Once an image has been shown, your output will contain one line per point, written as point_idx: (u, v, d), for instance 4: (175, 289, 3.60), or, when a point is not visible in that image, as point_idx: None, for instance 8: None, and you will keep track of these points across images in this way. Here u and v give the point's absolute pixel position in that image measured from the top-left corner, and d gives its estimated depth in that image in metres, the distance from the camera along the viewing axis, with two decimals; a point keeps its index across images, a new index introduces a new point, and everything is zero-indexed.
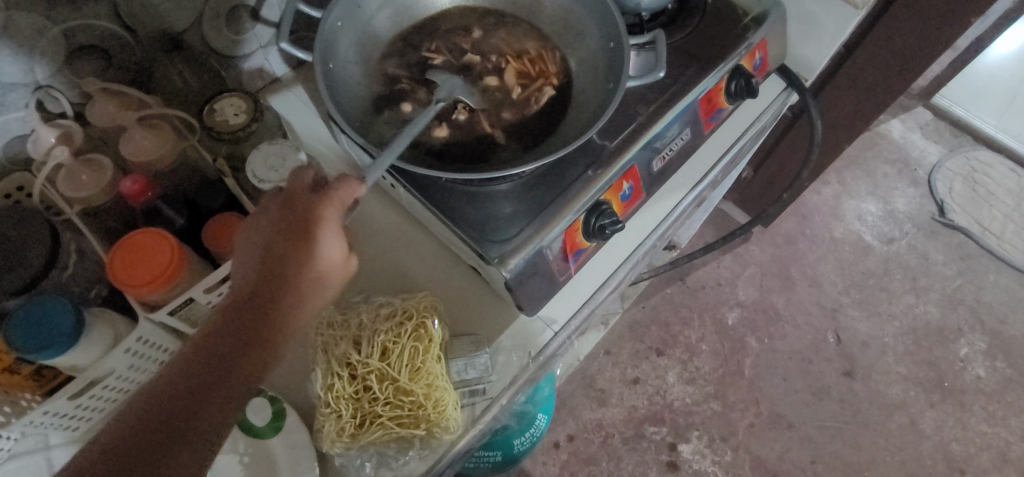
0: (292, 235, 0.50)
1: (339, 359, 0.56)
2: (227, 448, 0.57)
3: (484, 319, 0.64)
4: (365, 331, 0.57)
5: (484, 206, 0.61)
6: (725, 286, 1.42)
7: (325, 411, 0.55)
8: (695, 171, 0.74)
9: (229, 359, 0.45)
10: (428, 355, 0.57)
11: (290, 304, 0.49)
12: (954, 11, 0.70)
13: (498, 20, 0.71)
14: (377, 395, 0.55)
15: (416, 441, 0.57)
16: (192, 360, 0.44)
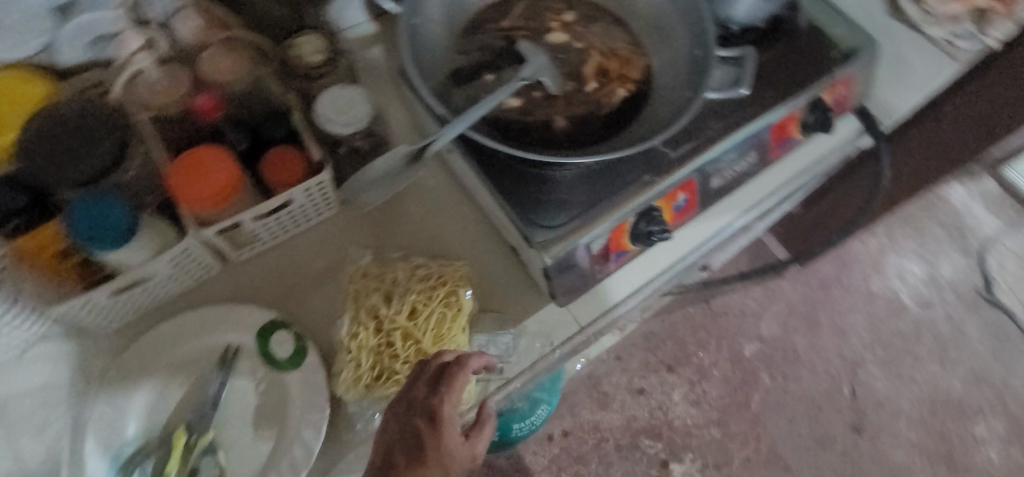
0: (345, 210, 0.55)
1: (369, 311, 0.58)
2: (245, 375, 0.59)
3: (514, 300, 0.64)
4: (398, 287, 0.59)
5: (536, 189, 0.61)
6: (749, 317, 1.40)
7: (345, 357, 0.57)
8: (752, 198, 0.72)
9: None
10: (454, 324, 0.58)
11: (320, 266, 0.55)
12: None
13: (586, 5, 0.69)
14: (398, 353, 0.57)
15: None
16: None
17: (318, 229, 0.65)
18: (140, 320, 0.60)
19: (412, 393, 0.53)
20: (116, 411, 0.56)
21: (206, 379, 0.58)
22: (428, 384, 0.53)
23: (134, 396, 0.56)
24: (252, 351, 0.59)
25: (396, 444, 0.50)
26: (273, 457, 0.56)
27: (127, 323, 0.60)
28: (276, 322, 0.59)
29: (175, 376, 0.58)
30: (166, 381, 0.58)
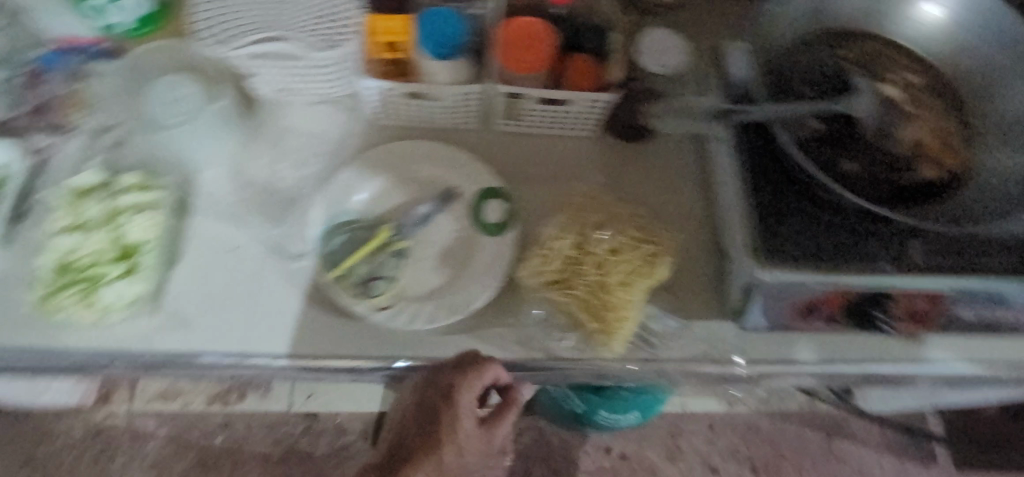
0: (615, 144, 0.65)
1: (580, 225, 0.61)
2: (451, 217, 0.65)
3: (696, 298, 0.63)
4: (613, 222, 0.62)
5: (785, 213, 0.58)
6: None
7: (539, 249, 0.61)
8: (1003, 365, 0.61)
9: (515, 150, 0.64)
10: (643, 280, 0.59)
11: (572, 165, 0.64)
12: None
13: (941, 79, 0.66)
14: (583, 273, 0.59)
15: (584, 330, 0.59)
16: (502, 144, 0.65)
17: (568, 140, 0.69)
18: (402, 129, 0.68)
19: (422, 397, 0.56)
20: (352, 184, 0.64)
21: (422, 201, 0.65)
22: (436, 395, 0.55)
23: (371, 180, 0.65)
24: (468, 202, 0.65)
25: (409, 434, 0.56)
26: (438, 291, 0.62)
27: (393, 125, 0.68)
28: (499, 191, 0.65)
29: (403, 187, 0.66)
30: (394, 184, 0.66)
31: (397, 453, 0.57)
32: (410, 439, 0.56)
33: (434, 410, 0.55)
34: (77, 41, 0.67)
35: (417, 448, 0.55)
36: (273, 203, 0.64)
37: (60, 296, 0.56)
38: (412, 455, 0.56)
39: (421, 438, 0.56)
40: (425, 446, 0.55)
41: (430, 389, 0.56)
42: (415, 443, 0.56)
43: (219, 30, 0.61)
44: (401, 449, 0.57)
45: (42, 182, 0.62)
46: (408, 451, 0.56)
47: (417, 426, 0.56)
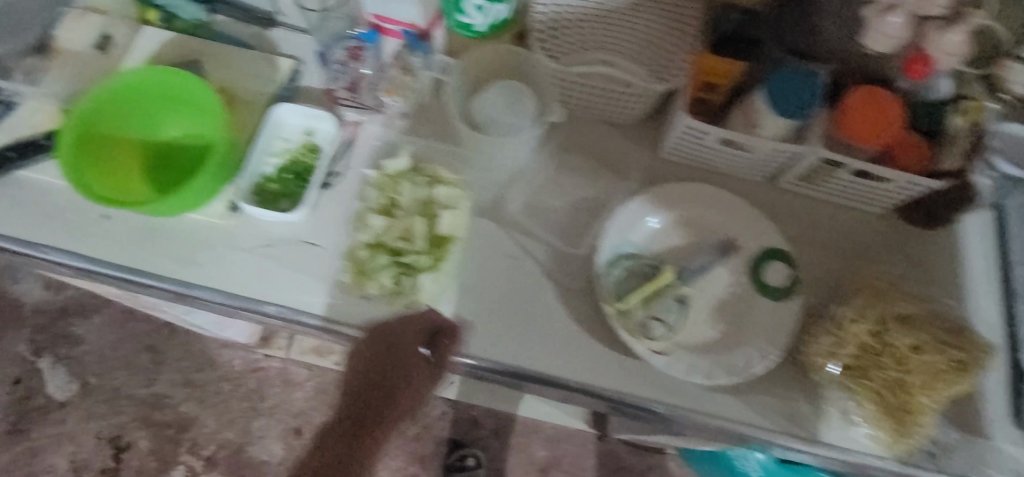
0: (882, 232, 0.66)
1: (881, 315, 0.58)
2: (730, 270, 0.63)
3: (988, 414, 0.58)
4: (918, 318, 0.58)
5: None
6: None
7: (830, 327, 0.58)
8: None
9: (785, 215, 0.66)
10: (945, 386, 0.56)
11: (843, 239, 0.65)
12: None
13: None
14: (881, 366, 0.56)
15: (873, 427, 0.57)
16: (773, 208, 0.66)
17: (855, 212, 0.66)
18: (687, 168, 0.67)
19: (368, 347, 0.58)
20: (638, 214, 0.64)
21: (702, 248, 0.64)
22: (382, 350, 0.58)
23: (656, 215, 0.64)
24: (748, 258, 0.63)
25: (353, 387, 0.60)
26: (711, 345, 0.61)
27: (679, 161, 0.66)
28: (785, 253, 0.63)
29: (684, 229, 0.65)
30: (676, 224, 0.65)
31: (353, 436, 0.60)
32: (354, 413, 0.60)
33: (377, 405, 0.60)
34: (399, 25, 0.67)
35: (371, 410, 0.60)
36: (558, 221, 0.64)
37: (371, 279, 0.58)
38: (369, 413, 0.60)
39: (374, 394, 0.59)
40: (376, 413, 0.60)
41: (367, 364, 0.58)
42: (377, 410, 0.60)
43: (553, 43, 0.61)
44: (362, 430, 0.60)
45: (349, 157, 0.64)
46: (367, 403, 0.60)
47: (366, 403, 0.60)
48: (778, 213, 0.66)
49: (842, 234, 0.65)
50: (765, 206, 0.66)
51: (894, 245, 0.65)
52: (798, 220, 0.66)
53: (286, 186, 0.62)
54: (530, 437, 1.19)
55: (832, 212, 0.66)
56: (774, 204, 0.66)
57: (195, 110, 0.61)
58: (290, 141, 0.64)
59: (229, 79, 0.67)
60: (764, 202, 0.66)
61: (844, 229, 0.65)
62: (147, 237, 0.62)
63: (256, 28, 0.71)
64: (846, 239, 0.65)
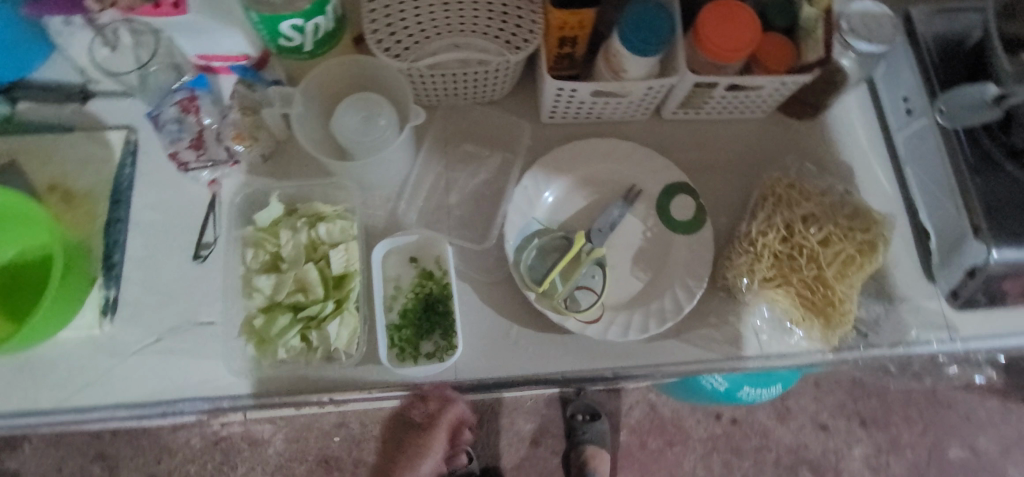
0: (769, 135, 0.67)
1: (784, 220, 0.59)
2: (639, 217, 0.63)
3: (902, 279, 0.62)
4: (818, 214, 0.59)
5: (1005, 188, 0.56)
6: (970, 424, 1.25)
7: (743, 247, 0.59)
8: None
9: (672, 148, 0.66)
10: (860, 269, 0.58)
11: (734, 155, 0.66)
12: None
13: None
14: (800, 268, 0.58)
15: (806, 327, 0.58)
16: (660, 142, 0.66)
17: (740, 126, 0.67)
18: (575, 128, 0.65)
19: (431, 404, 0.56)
20: (535, 188, 0.62)
21: (605, 202, 0.63)
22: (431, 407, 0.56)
23: (554, 183, 0.63)
24: (653, 201, 0.63)
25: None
26: (642, 296, 0.60)
27: (566, 124, 0.65)
28: (685, 185, 0.63)
29: (587, 187, 0.63)
30: (574, 187, 0.63)
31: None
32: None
33: None
34: (229, 60, 0.60)
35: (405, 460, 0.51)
36: (456, 220, 0.62)
37: (275, 344, 0.54)
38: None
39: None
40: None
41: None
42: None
43: (391, 41, 0.57)
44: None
45: (217, 221, 0.60)
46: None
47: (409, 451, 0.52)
48: (666, 147, 0.66)
49: (731, 149, 0.66)
50: (653, 143, 0.66)
51: (780, 145, 0.66)
52: (687, 148, 0.66)
53: (167, 285, 0.58)
54: (513, 416, 1.19)
55: (715, 132, 0.66)
56: (660, 138, 0.66)
57: (17, 220, 0.54)
58: (162, 231, 0.59)
59: (60, 173, 0.60)
60: (652, 140, 0.66)
61: (732, 145, 0.66)
62: (18, 371, 0.55)
63: (70, 106, 0.62)
64: (735, 154, 0.66)
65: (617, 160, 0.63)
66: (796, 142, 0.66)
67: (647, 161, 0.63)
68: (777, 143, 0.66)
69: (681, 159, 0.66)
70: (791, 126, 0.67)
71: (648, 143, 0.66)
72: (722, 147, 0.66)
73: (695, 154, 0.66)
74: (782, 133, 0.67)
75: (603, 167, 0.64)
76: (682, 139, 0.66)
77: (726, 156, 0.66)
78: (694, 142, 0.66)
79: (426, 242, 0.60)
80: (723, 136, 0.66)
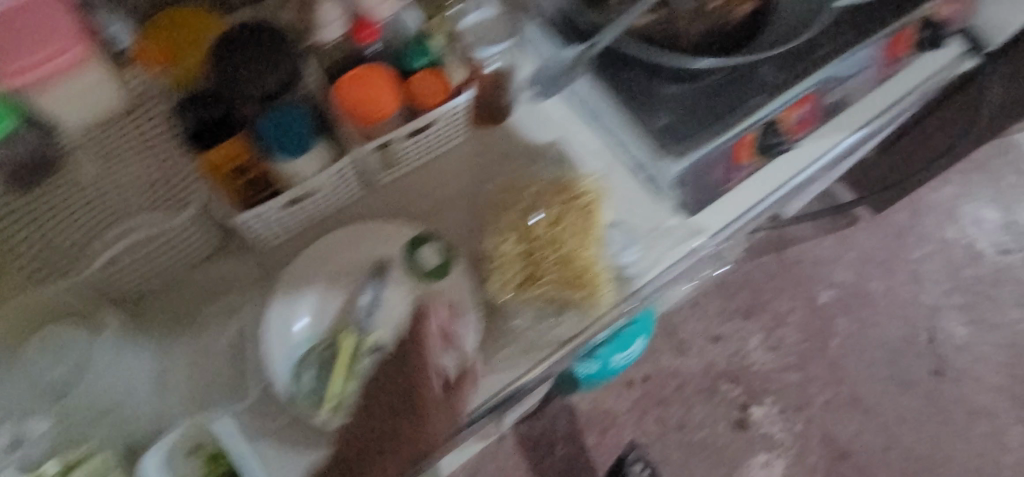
0: (480, 150, 0.69)
1: (512, 223, 0.63)
2: (398, 286, 0.63)
3: (641, 215, 0.67)
4: (536, 200, 0.64)
5: (666, 106, 0.64)
6: (823, 265, 1.39)
7: (493, 264, 0.62)
8: (864, 114, 0.74)
9: (402, 205, 0.68)
10: (591, 230, 0.63)
11: (457, 182, 0.68)
12: None
13: None
14: (545, 257, 0.61)
15: (571, 304, 0.62)
16: (389, 205, 0.67)
17: (450, 154, 0.69)
18: (304, 237, 0.66)
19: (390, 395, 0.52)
20: (289, 312, 0.61)
21: (361, 287, 0.63)
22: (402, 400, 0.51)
23: (303, 298, 0.62)
24: (403, 262, 0.63)
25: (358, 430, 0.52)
26: None
27: (292, 238, 0.66)
28: (424, 234, 0.64)
29: (335, 284, 0.63)
30: (324, 291, 0.62)
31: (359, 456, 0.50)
32: (366, 432, 0.51)
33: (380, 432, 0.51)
34: None
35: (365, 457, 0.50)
36: (227, 381, 0.60)
37: None
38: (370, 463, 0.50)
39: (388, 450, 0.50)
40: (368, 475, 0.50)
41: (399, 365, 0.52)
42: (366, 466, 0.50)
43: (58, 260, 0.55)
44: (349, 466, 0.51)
45: None
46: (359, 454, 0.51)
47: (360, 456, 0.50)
48: (396, 207, 0.67)
49: (453, 178, 0.68)
50: (384, 209, 0.67)
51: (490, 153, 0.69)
52: (415, 197, 0.67)
53: None
54: None
55: (432, 170, 0.68)
56: (387, 202, 0.67)
57: None
58: None
59: None
60: (380, 207, 0.67)
61: (453, 174, 0.68)
62: None
63: None
64: (459, 181, 0.68)
65: (352, 245, 0.64)
66: (504, 144, 0.70)
67: (381, 231, 0.65)
68: (489, 153, 0.69)
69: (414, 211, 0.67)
70: (494, 132, 0.70)
71: (378, 212, 0.67)
72: (444, 181, 0.68)
73: (424, 198, 0.67)
74: (489, 142, 0.70)
75: (345, 259, 0.64)
76: (406, 192, 0.68)
77: (451, 187, 0.68)
78: (417, 188, 0.68)
79: (198, 428, 0.55)
80: (441, 171, 0.68)
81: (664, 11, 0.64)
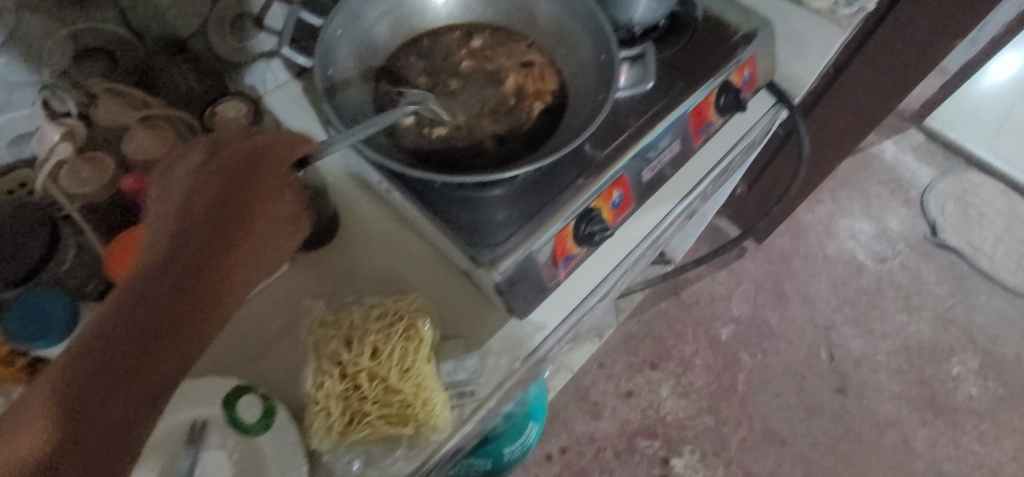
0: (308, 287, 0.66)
1: (330, 357, 0.57)
2: (215, 447, 0.57)
3: (474, 322, 0.65)
4: (356, 331, 0.58)
5: (476, 213, 0.63)
6: (720, 301, 1.41)
7: (314, 409, 0.56)
8: (687, 182, 0.76)
9: (218, 360, 0.62)
10: (417, 356, 0.58)
11: (278, 325, 0.64)
12: (946, 23, 0.75)
13: (486, 27, 0.70)
14: (367, 394, 0.56)
15: (403, 439, 0.57)
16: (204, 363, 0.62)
17: (272, 292, 0.66)
18: None
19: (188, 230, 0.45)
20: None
21: (173, 458, 0.56)
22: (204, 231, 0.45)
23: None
24: (219, 422, 0.57)
25: (178, 246, 0.43)
26: None
27: None
28: (240, 386, 0.58)
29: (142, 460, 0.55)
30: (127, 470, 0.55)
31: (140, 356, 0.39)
32: (197, 241, 0.44)
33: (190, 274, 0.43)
34: None
35: (174, 311, 0.41)
36: None
37: None
38: (159, 344, 0.40)
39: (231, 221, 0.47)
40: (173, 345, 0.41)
41: (237, 161, 0.49)
42: (148, 376, 0.39)
43: None
44: (158, 319, 0.40)
45: None
46: (134, 350, 0.39)
47: (150, 316, 0.40)
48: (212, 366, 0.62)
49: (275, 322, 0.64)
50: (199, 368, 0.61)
51: (315, 289, 0.66)
52: (230, 349, 0.63)
53: None
54: None
55: (252, 318, 0.64)
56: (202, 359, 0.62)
57: None
58: None
59: None
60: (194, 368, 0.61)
61: (274, 317, 0.64)
62: None
63: None
64: (280, 322, 0.64)
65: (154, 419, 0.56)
66: (328, 275, 0.67)
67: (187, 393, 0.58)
68: (315, 287, 0.66)
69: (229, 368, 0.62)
70: (317, 263, 0.67)
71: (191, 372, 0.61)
72: (264, 325, 0.64)
73: (242, 349, 0.63)
74: (313, 276, 0.67)
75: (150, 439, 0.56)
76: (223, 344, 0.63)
77: (273, 331, 0.64)
78: (234, 338, 0.63)
79: None
80: (261, 318, 0.64)
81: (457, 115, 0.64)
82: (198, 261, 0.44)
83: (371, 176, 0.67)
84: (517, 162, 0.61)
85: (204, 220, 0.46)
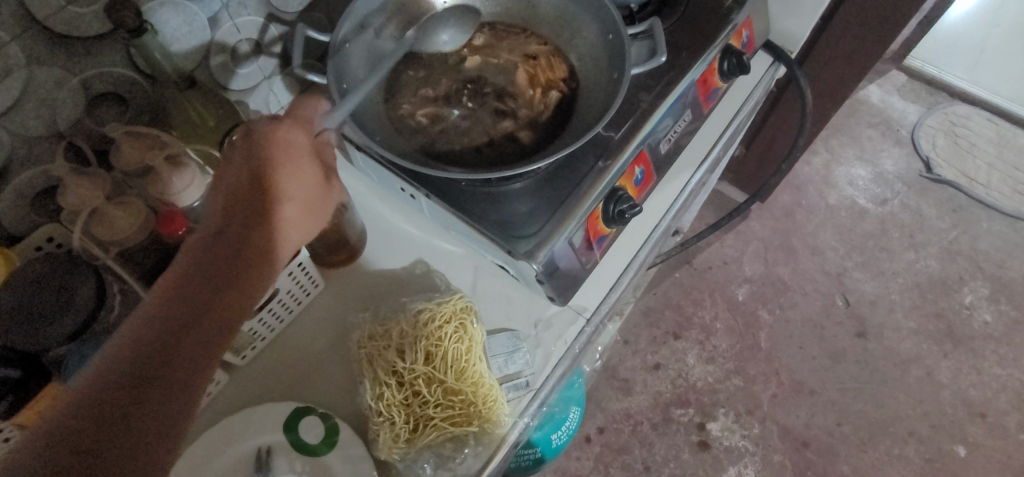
0: (347, 301, 0.67)
1: (386, 368, 0.58)
2: (285, 471, 0.56)
3: (518, 314, 0.66)
4: (407, 339, 0.59)
5: (505, 207, 0.64)
6: (732, 264, 1.43)
7: (378, 420, 0.57)
8: (700, 151, 0.78)
9: (270, 385, 0.63)
10: (470, 354, 0.59)
11: (323, 343, 0.65)
12: None
13: (487, 25, 0.71)
14: (427, 399, 0.57)
15: (469, 438, 0.58)
16: (255, 389, 0.62)
17: (313, 312, 0.66)
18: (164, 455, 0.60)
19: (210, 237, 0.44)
20: None
21: None
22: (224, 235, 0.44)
23: None
24: (284, 447, 0.57)
25: (198, 253, 0.43)
26: None
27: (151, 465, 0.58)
28: (300, 409, 0.59)
29: None
30: None
31: (163, 356, 0.39)
32: (217, 244, 0.44)
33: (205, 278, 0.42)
34: None
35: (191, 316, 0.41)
36: None
37: None
38: (184, 343, 0.40)
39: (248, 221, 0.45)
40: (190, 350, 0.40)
41: (248, 151, 0.46)
42: (175, 376, 0.39)
43: None
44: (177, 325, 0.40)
45: None
46: (153, 357, 0.39)
47: (169, 323, 0.40)
48: (263, 390, 0.62)
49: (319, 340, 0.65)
50: (252, 395, 0.62)
51: (353, 304, 0.66)
52: (276, 372, 0.63)
53: None
54: None
55: (295, 341, 0.65)
56: (252, 386, 0.62)
57: None
58: None
59: None
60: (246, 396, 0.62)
61: (316, 337, 0.65)
62: None
63: None
64: (326, 341, 0.65)
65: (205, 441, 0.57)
66: (363, 288, 0.67)
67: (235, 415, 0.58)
68: (353, 301, 0.67)
69: (280, 391, 0.62)
70: (351, 278, 0.68)
71: (243, 400, 0.62)
72: (309, 345, 0.65)
73: (291, 371, 0.63)
74: (350, 291, 0.67)
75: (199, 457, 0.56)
76: (271, 370, 0.63)
77: (320, 351, 0.64)
78: (281, 361, 0.64)
79: None
80: (304, 339, 0.65)
81: (475, 110, 0.65)
82: (220, 258, 0.43)
83: (395, 185, 0.67)
84: (541, 152, 0.61)
85: (225, 217, 0.45)
